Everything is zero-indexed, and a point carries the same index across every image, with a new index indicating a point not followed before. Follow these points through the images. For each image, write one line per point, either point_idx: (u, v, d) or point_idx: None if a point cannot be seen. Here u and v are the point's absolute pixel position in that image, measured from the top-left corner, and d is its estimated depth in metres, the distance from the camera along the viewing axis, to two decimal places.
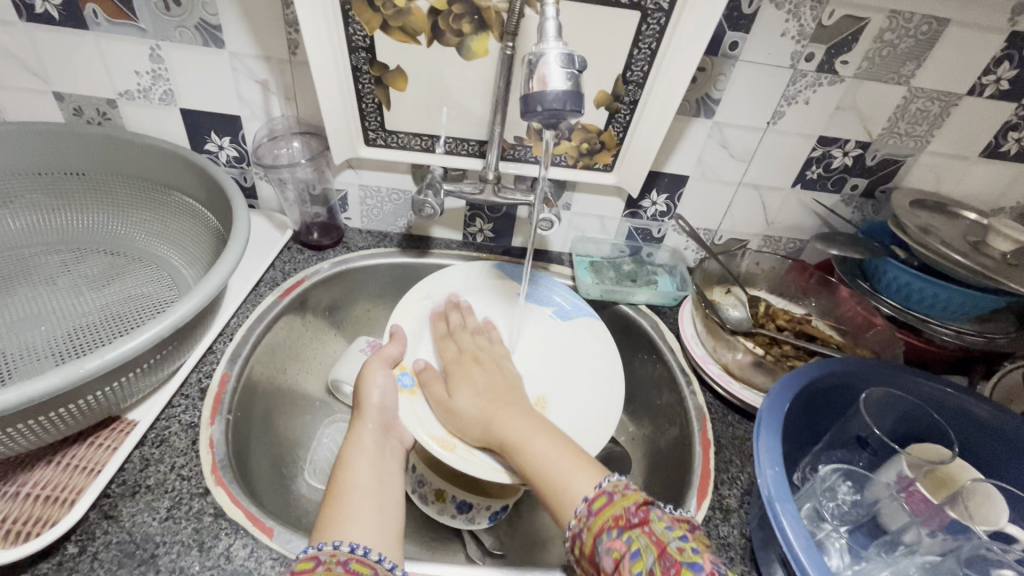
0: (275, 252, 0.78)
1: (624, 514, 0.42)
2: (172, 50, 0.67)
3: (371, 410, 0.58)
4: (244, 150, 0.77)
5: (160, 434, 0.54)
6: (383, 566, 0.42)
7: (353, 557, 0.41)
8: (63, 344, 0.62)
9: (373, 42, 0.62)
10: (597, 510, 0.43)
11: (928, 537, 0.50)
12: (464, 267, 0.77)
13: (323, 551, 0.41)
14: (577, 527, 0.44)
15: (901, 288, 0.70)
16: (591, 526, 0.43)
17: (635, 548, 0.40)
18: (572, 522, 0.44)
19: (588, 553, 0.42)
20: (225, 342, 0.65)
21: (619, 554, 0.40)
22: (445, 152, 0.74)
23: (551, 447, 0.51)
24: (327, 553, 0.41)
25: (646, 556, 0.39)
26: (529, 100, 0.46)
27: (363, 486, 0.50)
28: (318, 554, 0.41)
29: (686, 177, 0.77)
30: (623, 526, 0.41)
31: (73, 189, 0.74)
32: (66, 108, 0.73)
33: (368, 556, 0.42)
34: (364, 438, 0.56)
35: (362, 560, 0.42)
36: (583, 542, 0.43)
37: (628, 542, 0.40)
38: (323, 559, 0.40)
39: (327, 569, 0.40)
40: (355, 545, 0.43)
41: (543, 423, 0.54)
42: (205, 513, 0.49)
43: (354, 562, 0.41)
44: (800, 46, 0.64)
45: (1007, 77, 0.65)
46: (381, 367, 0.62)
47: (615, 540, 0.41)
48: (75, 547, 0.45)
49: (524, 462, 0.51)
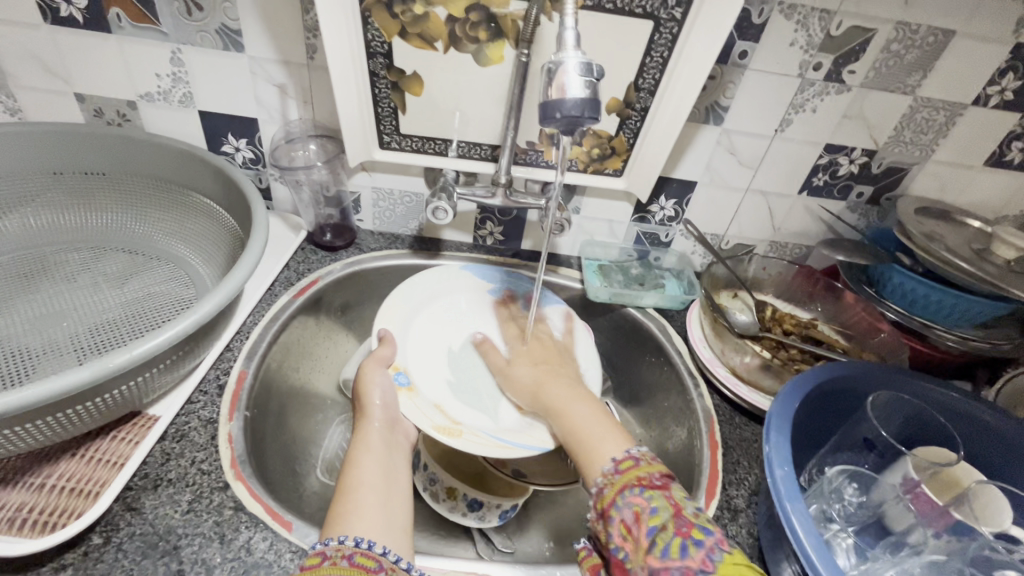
0: (289, 253, 0.79)
1: (648, 477, 0.45)
2: (193, 54, 0.68)
3: (376, 409, 0.58)
4: (260, 151, 0.79)
5: (181, 429, 0.55)
6: (389, 560, 0.43)
7: (359, 551, 0.42)
8: (83, 340, 0.63)
9: (391, 48, 0.64)
10: (622, 471, 0.47)
11: (934, 538, 0.51)
12: (438, 270, 0.78)
13: (330, 546, 0.42)
14: (601, 482, 0.47)
15: (907, 295, 0.71)
16: (615, 482, 0.46)
17: (654, 505, 0.43)
18: (598, 479, 0.48)
19: (604, 505, 0.45)
20: (242, 340, 0.66)
21: (638, 508, 0.43)
22: (458, 156, 0.75)
23: (591, 412, 0.56)
24: (332, 548, 0.42)
25: (663, 513, 0.42)
26: (547, 108, 0.48)
27: (375, 483, 0.50)
28: (325, 549, 0.42)
29: (694, 183, 0.78)
30: (645, 485, 0.44)
31: (92, 189, 0.75)
32: (87, 109, 0.75)
33: (373, 549, 0.43)
34: (372, 435, 0.55)
35: (368, 553, 0.42)
36: (602, 495, 0.46)
37: (648, 499, 0.43)
38: (328, 554, 0.41)
39: (332, 564, 0.41)
40: (359, 538, 0.43)
41: (586, 395, 0.59)
42: (226, 507, 0.50)
43: (360, 556, 0.42)
44: (809, 55, 0.65)
45: (1012, 88, 0.66)
46: (377, 368, 0.63)
47: (636, 496, 0.44)
48: (100, 538, 0.46)
49: (563, 422, 0.56)
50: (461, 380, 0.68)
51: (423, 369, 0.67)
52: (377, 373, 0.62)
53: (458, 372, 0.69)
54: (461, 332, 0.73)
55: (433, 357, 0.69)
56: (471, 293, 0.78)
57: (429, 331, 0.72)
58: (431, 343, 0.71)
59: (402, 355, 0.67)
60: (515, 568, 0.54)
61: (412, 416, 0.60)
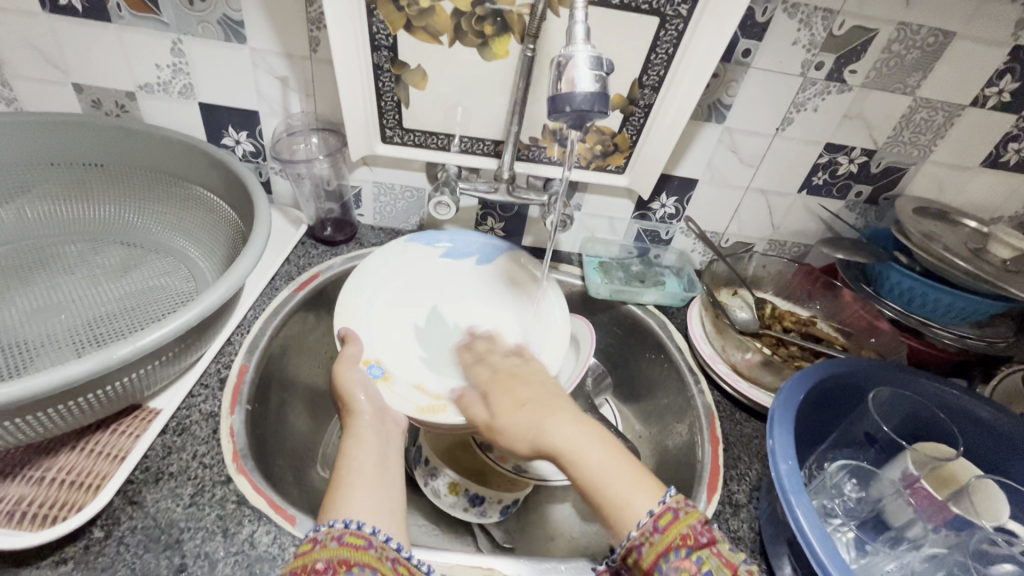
0: (290, 247, 0.79)
1: (692, 533, 0.40)
2: (194, 44, 0.68)
3: (363, 404, 0.57)
4: (260, 144, 0.78)
5: (182, 422, 0.55)
6: (378, 539, 0.43)
7: (347, 531, 0.42)
8: (81, 332, 0.62)
9: (396, 41, 0.63)
10: (662, 528, 0.41)
11: (933, 532, 0.51)
12: (382, 253, 0.74)
13: (320, 530, 0.42)
14: (638, 540, 0.42)
15: (904, 293, 0.72)
16: (654, 542, 0.41)
17: (706, 570, 0.38)
18: (632, 534, 0.42)
19: (645, 568, 0.41)
20: (242, 334, 0.66)
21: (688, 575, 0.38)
22: (460, 151, 0.75)
23: (605, 458, 0.47)
24: (324, 532, 0.42)
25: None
26: (556, 101, 0.48)
27: (369, 471, 0.49)
28: (316, 534, 0.42)
29: (695, 181, 0.79)
30: (691, 546, 0.40)
31: (89, 180, 0.74)
32: (85, 99, 0.74)
33: (362, 529, 0.43)
34: (362, 429, 0.54)
35: (357, 532, 0.42)
36: (641, 556, 0.41)
37: (698, 564, 0.39)
38: (319, 539, 0.41)
39: (324, 546, 0.41)
40: (349, 519, 0.43)
41: (596, 431, 0.50)
42: (228, 500, 0.49)
43: (349, 536, 0.42)
44: (811, 54, 0.65)
45: (1009, 89, 0.67)
46: (349, 368, 0.60)
47: (683, 560, 0.39)
48: (101, 531, 0.45)
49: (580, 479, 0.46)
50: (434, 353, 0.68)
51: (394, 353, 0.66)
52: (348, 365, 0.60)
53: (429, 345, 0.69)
54: (420, 304, 0.73)
55: (401, 337, 0.69)
56: (424, 263, 0.76)
57: (391, 312, 0.71)
58: (394, 324, 0.70)
59: (370, 349, 0.65)
60: (521, 563, 0.54)
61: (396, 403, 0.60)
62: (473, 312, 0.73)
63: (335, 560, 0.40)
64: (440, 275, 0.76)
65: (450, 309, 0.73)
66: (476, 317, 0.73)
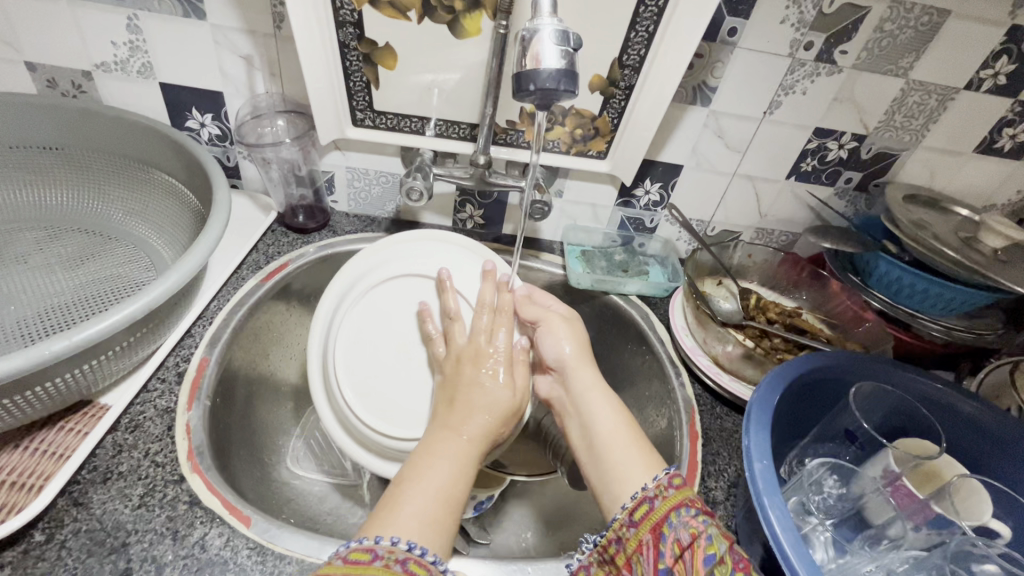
0: (258, 235, 0.76)
1: (700, 501, 0.44)
2: (150, 21, 0.64)
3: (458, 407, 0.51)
4: (226, 127, 0.74)
5: (134, 418, 0.53)
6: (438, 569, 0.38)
7: (411, 556, 0.37)
8: (34, 324, 0.59)
9: (362, 17, 0.60)
10: (676, 486, 0.45)
11: (914, 531, 0.51)
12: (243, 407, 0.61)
13: (381, 543, 0.38)
14: (652, 492, 0.45)
15: (891, 283, 0.69)
16: (668, 495, 0.45)
17: (709, 532, 0.41)
18: (648, 486, 0.46)
19: (655, 518, 0.44)
20: (204, 326, 0.63)
21: (695, 530, 0.41)
22: (436, 135, 0.72)
23: (618, 422, 0.53)
24: (384, 547, 0.37)
25: (719, 543, 0.40)
26: (521, 79, 0.45)
27: (444, 487, 0.44)
28: (375, 547, 0.37)
29: (680, 167, 0.76)
30: (701, 509, 0.43)
31: (46, 164, 0.71)
32: (40, 78, 0.70)
33: (425, 556, 0.38)
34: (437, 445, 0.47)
35: (419, 560, 0.37)
36: (654, 507, 0.44)
37: (703, 524, 0.42)
38: (380, 553, 0.37)
39: (384, 565, 0.36)
40: (414, 542, 0.38)
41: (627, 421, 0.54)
42: (180, 501, 0.47)
43: (412, 563, 0.37)
44: (800, 34, 0.62)
45: (1005, 71, 0.64)
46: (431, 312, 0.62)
47: (691, 517, 0.42)
48: (42, 535, 0.43)
49: (593, 430, 0.53)
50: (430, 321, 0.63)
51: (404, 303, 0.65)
52: (404, 237, 0.69)
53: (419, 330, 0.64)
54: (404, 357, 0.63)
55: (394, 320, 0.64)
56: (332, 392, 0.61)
57: (351, 356, 0.63)
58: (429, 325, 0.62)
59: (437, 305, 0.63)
60: (490, 566, 0.52)
61: (462, 280, 0.65)
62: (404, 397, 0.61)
63: None
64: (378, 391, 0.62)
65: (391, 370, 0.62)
66: (408, 412, 0.61)
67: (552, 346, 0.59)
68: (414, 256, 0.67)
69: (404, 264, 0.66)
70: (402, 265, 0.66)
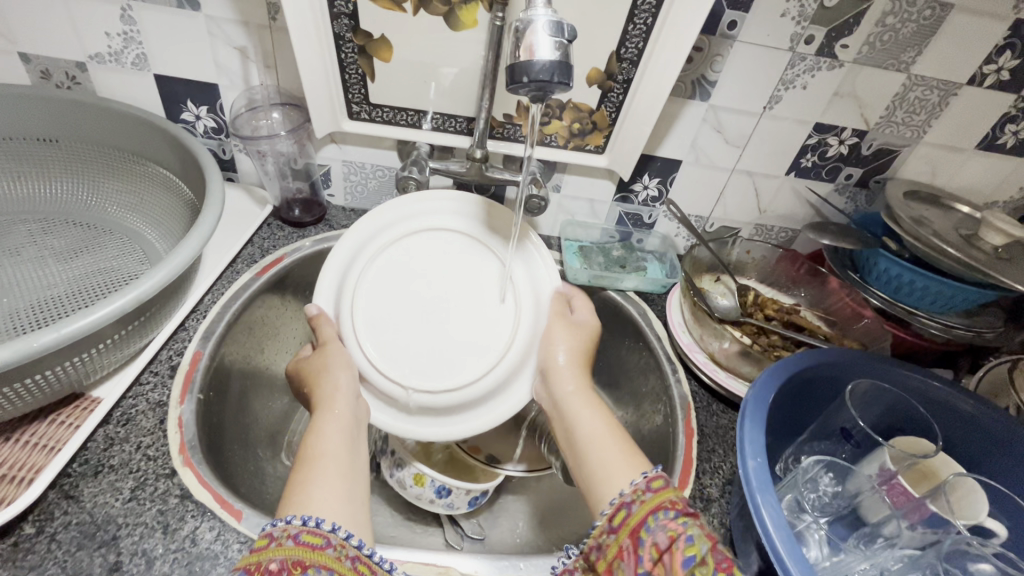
0: (255, 228, 0.76)
1: (681, 502, 0.43)
2: (144, 12, 0.63)
3: (331, 399, 0.53)
4: (222, 120, 0.74)
5: (126, 412, 0.52)
6: (338, 536, 0.39)
7: (304, 529, 0.39)
8: (28, 316, 0.59)
9: (357, 8, 0.59)
10: (654, 489, 0.45)
11: (908, 530, 0.50)
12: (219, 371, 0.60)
13: (276, 525, 0.39)
14: (629, 497, 0.45)
15: (891, 281, 0.69)
16: (646, 500, 0.44)
17: (690, 533, 0.40)
18: (625, 492, 0.46)
19: (632, 524, 0.43)
20: (199, 319, 0.63)
21: (674, 532, 0.41)
22: (432, 129, 0.71)
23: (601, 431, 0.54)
24: (280, 527, 0.38)
25: (700, 543, 0.39)
26: (515, 70, 0.44)
27: (335, 454, 0.47)
28: (273, 530, 0.38)
29: (679, 162, 0.75)
30: (679, 511, 0.42)
31: (40, 155, 0.70)
32: (34, 70, 0.70)
33: (320, 526, 0.39)
34: (326, 425, 0.50)
35: (314, 530, 0.39)
36: (631, 513, 0.44)
37: (683, 526, 0.41)
38: (275, 535, 0.38)
39: (279, 545, 0.37)
40: (308, 516, 0.40)
41: (615, 428, 0.54)
42: (171, 494, 0.47)
43: (306, 534, 0.38)
44: (801, 27, 0.61)
45: (1008, 67, 0.63)
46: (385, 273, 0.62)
47: (670, 520, 0.42)
48: (32, 528, 0.43)
49: (579, 434, 0.54)
50: (458, 286, 0.63)
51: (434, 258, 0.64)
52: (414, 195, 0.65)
53: (443, 291, 0.63)
54: (422, 307, 0.62)
55: (421, 274, 0.63)
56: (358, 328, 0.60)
57: (377, 302, 0.61)
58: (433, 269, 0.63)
59: (434, 242, 0.64)
60: (482, 562, 0.52)
61: (469, 226, 0.65)
62: (416, 355, 0.61)
63: (290, 561, 0.36)
64: (401, 339, 0.61)
65: (408, 323, 0.61)
66: (428, 365, 0.61)
67: (546, 352, 0.61)
68: (443, 212, 0.66)
69: (436, 219, 0.65)
70: (422, 213, 0.65)
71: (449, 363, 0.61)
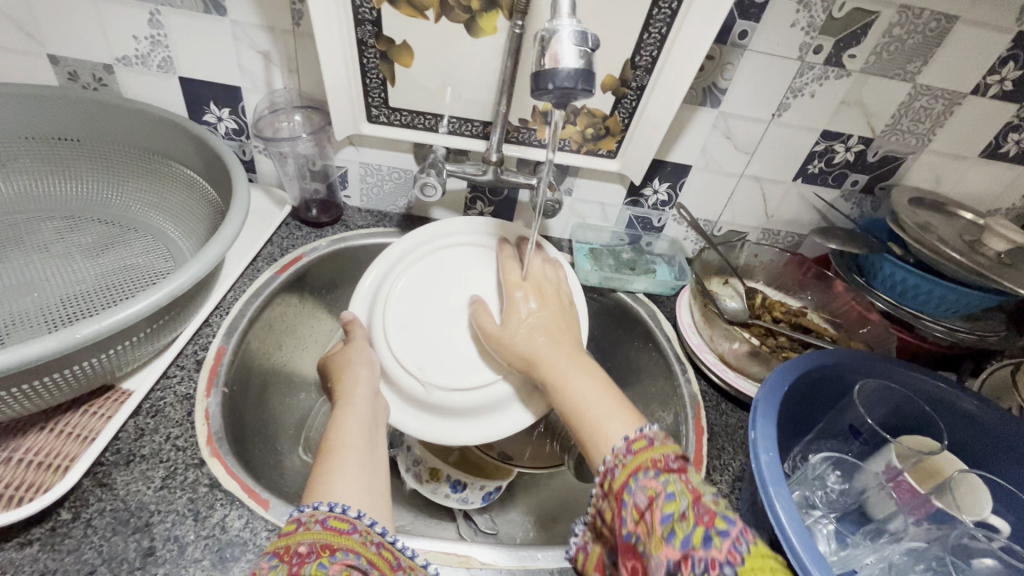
0: (274, 228, 0.77)
1: (664, 458, 0.41)
2: (172, 16, 0.65)
3: (354, 396, 0.54)
4: (243, 122, 0.76)
5: (155, 404, 0.54)
6: (363, 523, 0.41)
7: (332, 514, 0.40)
8: (56, 311, 0.61)
9: (380, 15, 0.61)
10: (635, 451, 0.42)
11: (914, 526, 0.52)
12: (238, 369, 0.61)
13: (304, 511, 0.40)
14: (612, 463, 0.43)
15: (896, 285, 0.70)
16: (626, 463, 0.42)
17: (670, 490, 0.38)
18: (607, 458, 0.44)
19: (617, 488, 0.41)
20: (221, 315, 0.64)
21: (653, 492, 0.39)
22: (449, 133, 0.73)
23: (592, 386, 0.50)
24: (307, 513, 0.40)
25: (681, 499, 0.38)
26: (539, 78, 0.46)
27: (355, 446, 0.48)
28: (300, 516, 0.40)
29: (689, 167, 0.77)
30: (661, 468, 0.40)
31: (67, 155, 0.72)
32: (61, 71, 0.71)
33: (346, 513, 0.41)
34: (345, 418, 0.51)
35: (341, 516, 0.40)
36: (613, 478, 0.42)
37: (664, 484, 0.39)
38: (303, 521, 0.39)
39: (307, 529, 0.39)
40: (335, 502, 0.41)
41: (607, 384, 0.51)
42: (200, 484, 0.48)
43: (333, 519, 0.40)
44: (810, 37, 0.63)
45: (1011, 77, 0.65)
46: (420, 278, 0.65)
47: (650, 479, 0.40)
48: (68, 513, 0.45)
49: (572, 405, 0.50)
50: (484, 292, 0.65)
51: (470, 268, 0.67)
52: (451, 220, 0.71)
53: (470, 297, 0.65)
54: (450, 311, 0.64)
55: (449, 281, 0.66)
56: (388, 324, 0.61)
57: (409, 305, 0.63)
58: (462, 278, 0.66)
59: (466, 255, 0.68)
60: (499, 553, 0.53)
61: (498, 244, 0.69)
62: (436, 355, 0.61)
63: (319, 545, 0.38)
64: (428, 339, 0.62)
65: (433, 324, 0.63)
66: (452, 365, 0.61)
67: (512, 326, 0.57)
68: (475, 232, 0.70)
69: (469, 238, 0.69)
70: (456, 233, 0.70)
71: (471, 364, 0.61)
